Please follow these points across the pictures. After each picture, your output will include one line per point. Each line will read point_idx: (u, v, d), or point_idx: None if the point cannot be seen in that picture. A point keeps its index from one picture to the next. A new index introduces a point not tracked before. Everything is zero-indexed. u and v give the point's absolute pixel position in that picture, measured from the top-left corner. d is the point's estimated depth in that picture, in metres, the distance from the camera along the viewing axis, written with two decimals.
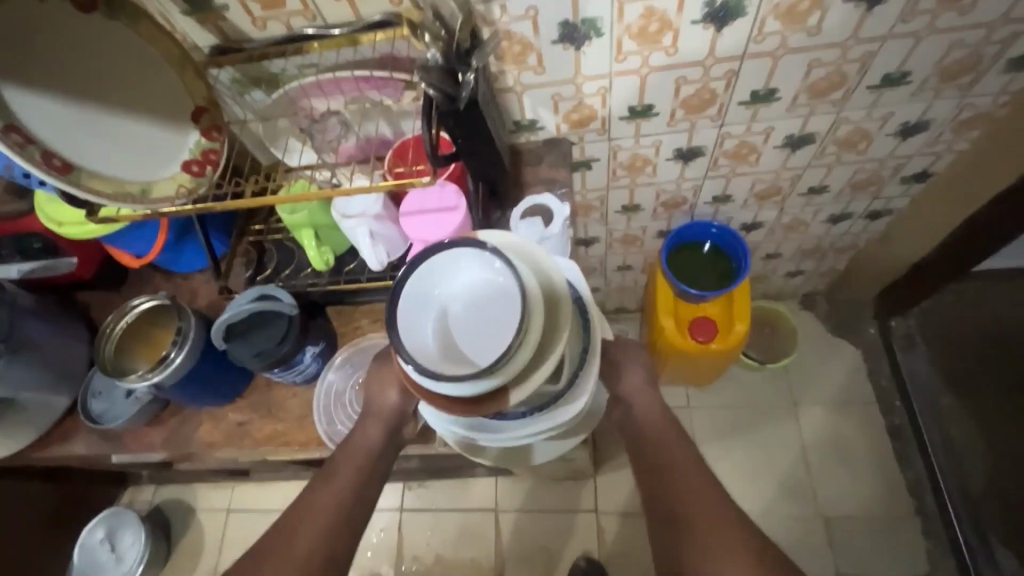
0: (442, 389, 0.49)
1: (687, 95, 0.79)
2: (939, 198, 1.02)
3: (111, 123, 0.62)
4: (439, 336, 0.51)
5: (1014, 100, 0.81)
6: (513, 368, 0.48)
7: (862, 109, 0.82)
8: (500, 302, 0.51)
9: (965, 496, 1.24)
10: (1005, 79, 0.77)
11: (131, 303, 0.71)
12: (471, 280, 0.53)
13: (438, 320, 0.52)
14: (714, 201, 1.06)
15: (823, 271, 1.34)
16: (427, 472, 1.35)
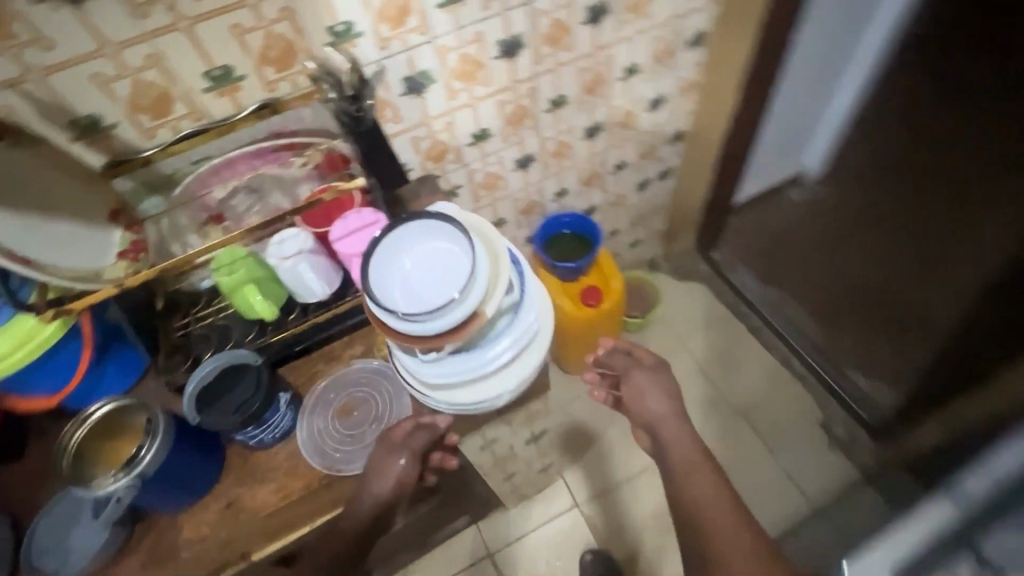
0: (414, 329, 0.62)
1: (508, 115, 1.05)
2: (697, 149, 1.42)
3: (43, 231, 0.67)
4: (404, 290, 0.64)
5: (703, 69, 1.23)
6: (474, 292, 0.62)
7: (621, 96, 1.17)
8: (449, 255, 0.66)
9: (815, 348, 1.61)
10: (691, 56, 1.17)
11: (84, 414, 0.71)
12: (424, 245, 0.67)
13: (402, 281, 0.65)
14: (556, 197, 1.33)
15: (653, 233, 1.69)
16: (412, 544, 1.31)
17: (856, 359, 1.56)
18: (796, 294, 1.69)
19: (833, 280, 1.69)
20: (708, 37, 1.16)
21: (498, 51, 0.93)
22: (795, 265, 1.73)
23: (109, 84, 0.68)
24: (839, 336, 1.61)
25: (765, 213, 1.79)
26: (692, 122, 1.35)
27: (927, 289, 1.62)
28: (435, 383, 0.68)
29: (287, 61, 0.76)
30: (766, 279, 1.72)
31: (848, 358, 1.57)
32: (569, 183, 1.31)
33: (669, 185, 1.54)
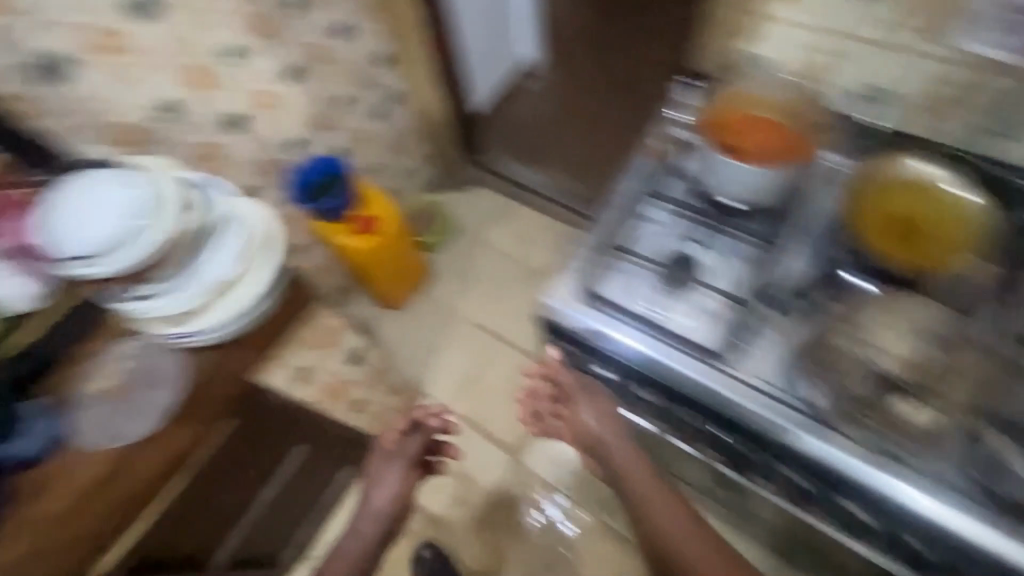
0: (106, 270, 0.79)
1: (184, 77, 1.08)
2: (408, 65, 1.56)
3: None
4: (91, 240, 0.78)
5: None
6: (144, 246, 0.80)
7: (299, 32, 1.24)
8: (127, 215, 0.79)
9: (587, 198, 1.89)
10: None
11: None
12: (100, 202, 0.79)
13: (79, 232, 0.78)
14: (295, 149, 1.37)
15: (423, 159, 1.85)
16: (312, 513, 1.36)
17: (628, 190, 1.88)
18: (565, 161, 1.97)
19: (579, 130, 2.01)
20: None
21: (130, 13, 0.97)
22: (567, 129, 2.02)
23: None
24: (602, 177, 1.92)
25: (510, 116, 2.06)
26: (394, 42, 1.51)
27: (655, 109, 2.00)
28: (91, 250, 0.78)
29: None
30: (539, 156, 1.98)
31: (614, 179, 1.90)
32: (299, 130, 1.34)
33: (406, 110, 1.68)
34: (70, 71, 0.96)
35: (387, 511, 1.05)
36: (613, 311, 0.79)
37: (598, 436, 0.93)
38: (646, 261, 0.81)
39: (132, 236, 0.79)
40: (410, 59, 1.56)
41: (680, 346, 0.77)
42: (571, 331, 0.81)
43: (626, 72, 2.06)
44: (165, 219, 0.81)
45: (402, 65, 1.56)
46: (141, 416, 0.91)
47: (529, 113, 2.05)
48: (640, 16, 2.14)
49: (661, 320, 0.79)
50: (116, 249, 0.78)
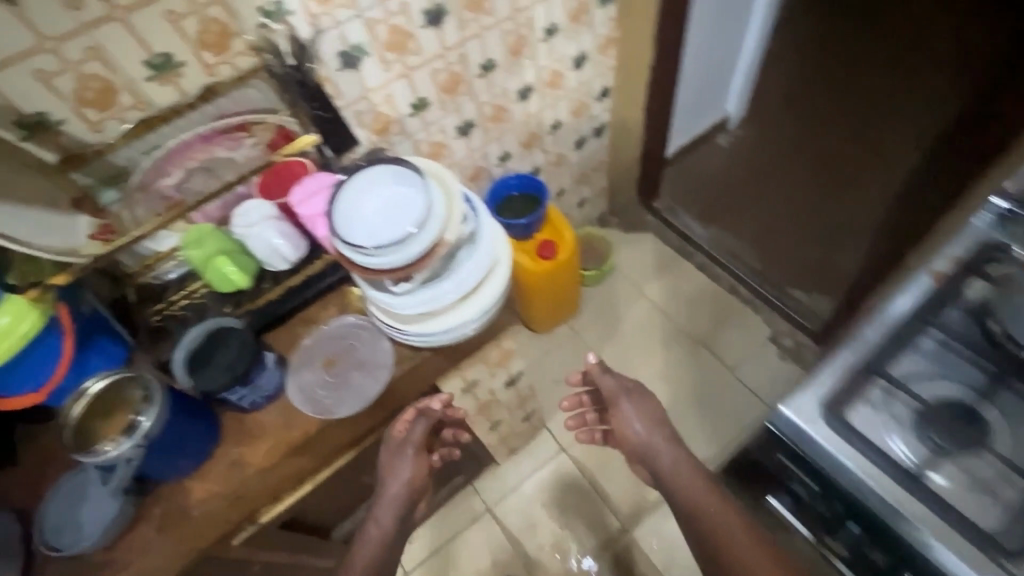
0: (381, 262, 0.67)
1: (443, 81, 1.11)
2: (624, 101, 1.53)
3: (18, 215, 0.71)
4: (367, 230, 0.68)
5: (616, 22, 1.32)
6: (415, 247, 0.67)
7: (546, 56, 1.25)
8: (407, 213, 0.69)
9: (757, 273, 1.78)
10: (605, 11, 1.27)
11: (81, 388, 0.68)
12: (384, 191, 0.70)
13: (361, 220, 0.69)
14: (501, 161, 1.40)
15: (597, 191, 1.82)
16: (415, 509, 1.37)
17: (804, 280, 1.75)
18: (740, 227, 1.88)
19: (774, 206, 1.91)
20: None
21: (424, 20, 0.99)
22: (750, 197, 1.94)
23: (51, 80, 0.70)
24: (777, 258, 1.81)
25: (694, 168, 2.00)
26: (619, 78, 1.48)
27: (853, 201, 1.86)
28: (365, 242, 0.67)
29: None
30: (724, 221, 1.91)
31: (802, 269, 1.77)
32: (510, 145, 1.38)
33: (603, 141, 1.65)
34: (360, 59, 0.96)
35: (399, 502, 0.95)
36: (863, 445, 0.67)
37: (647, 443, 1.04)
38: (917, 400, 0.69)
39: (417, 237, 0.67)
40: (628, 96, 1.53)
41: (945, 513, 0.63)
42: (800, 449, 0.69)
43: (841, 162, 1.94)
44: (450, 231, 0.70)
45: (618, 100, 1.54)
46: (348, 396, 0.81)
47: (715, 170, 1.99)
48: (874, 107, 1.99)
49: (921, 475, 0.66)
50: (400, 247, 0.66)
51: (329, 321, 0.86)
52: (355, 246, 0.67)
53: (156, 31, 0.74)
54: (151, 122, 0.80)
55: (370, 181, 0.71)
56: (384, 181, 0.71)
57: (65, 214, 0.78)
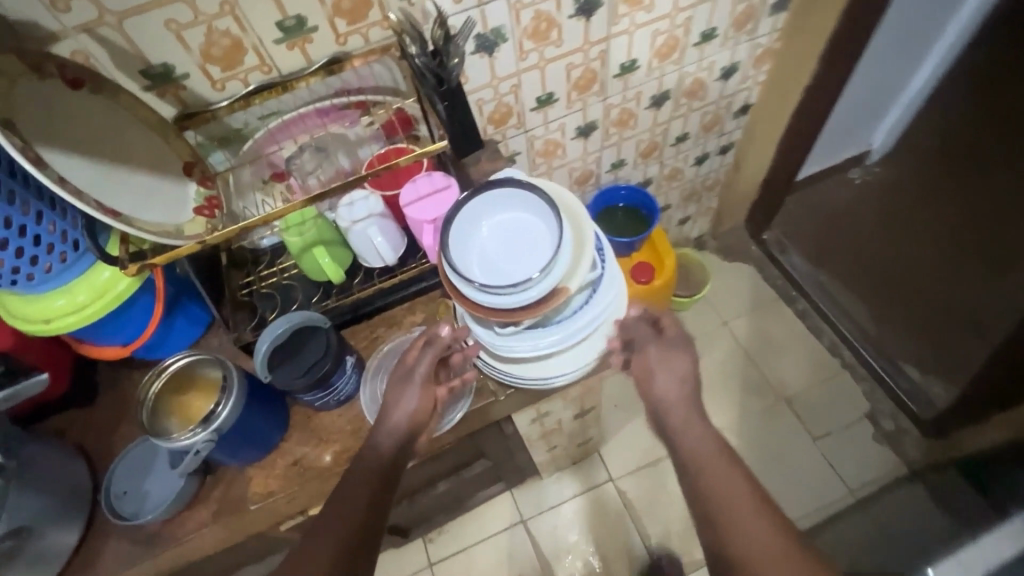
0: (493, 303, 0.59)
1: (576, 78, 0.99)
2: (764, 122, 1.35)
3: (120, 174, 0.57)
4: (482, 263, 0.62)
5: (782, 34, 1.14)
6: (528, 296, 0.59)
7: (694, 63, 1.10)
8: (530, 255, 0.62)
9: (867, 338, 1.57)
10: (774, 19, 1.09)
11: (160, 366, 0.67)
12: (514, 222, 0.65)
13: (479, 250, 0.63)
14: (613, 168, 1.27)
15: (703, 210, 1.66)
16: (451, 506, 1.34)
17: (924, 358, 1.51)
18: (859, 279, 1.65)
19: (908, 262, 1.64)
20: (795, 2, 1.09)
21: (575, 9, 0.87)
22: (880, 245, 1.68)
23: (182, 32, 0.66)
24: (897, 325, 1.58)
25: (821, 200, 1.75)
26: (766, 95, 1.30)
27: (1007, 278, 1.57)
28: (477, 275, 0.62)
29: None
30: (841, 273, 1.67)
31: (928, 343, 1.53)
32: (628, 152, 1.25)
33: (726, 160, 1.48)
34: (496, 44, 0.86)
35: (394, 443, 0.68)
36: None
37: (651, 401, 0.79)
38: None
39: (536, 285, 0.59)
40: (769, 117, 1.35)
41: None
42: None
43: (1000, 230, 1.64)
44: (574, 281, 0.61)
45: (756, 119, 1.36)
46: None
47: (844, 208, 1.74)
48: None
49: None
50: (516, 293, 0.59)
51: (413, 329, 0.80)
52: (465, 275, 0.60)
53: None
54: (270, 90, 0.75)
55: (503, 208, 0.65)
56: (515, 212, 0.65)
57: (171, 176, 0.64)
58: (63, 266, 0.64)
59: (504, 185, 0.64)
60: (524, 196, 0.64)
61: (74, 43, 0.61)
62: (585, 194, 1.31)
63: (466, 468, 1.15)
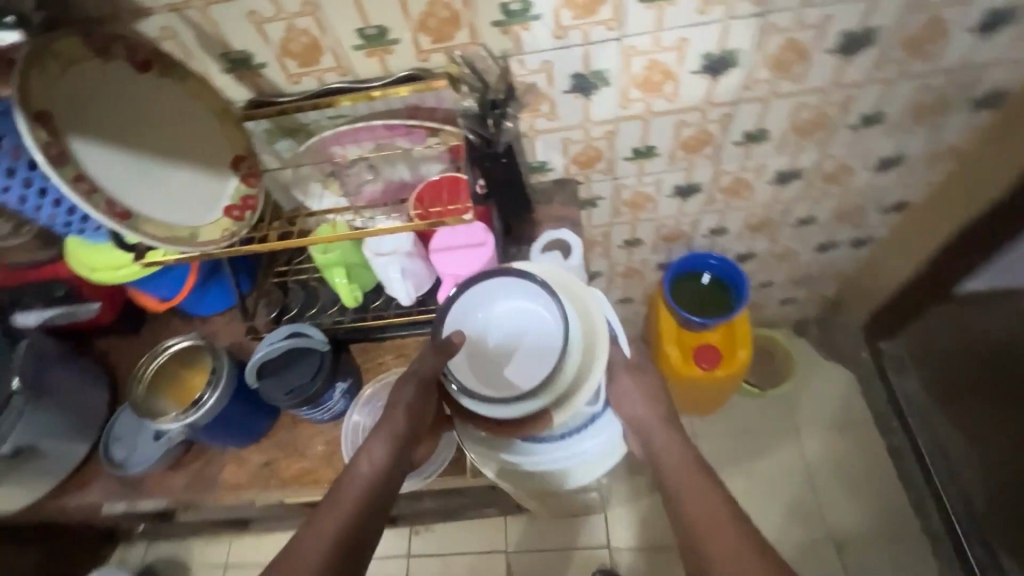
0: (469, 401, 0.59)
1: (686, 137, 0.86)
2: (919, 226, 1.10)
3: (153, 170, 0.59)
4: (480, 350, 0.60)
5: (977, 135, 0.89)
6: (501, 411, 0.57)
7: (843, 146, 0.90)
8: (528, 364, 0.59)
9: (970, 511, 1.24)
10: (970, 117, 0.85)
11: (161, 344, 0.71)
12: (528, 315, 0.60)
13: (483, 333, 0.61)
14: (711, 233, 1.11)
15: (813, 297, 1.42)
16: (439, 514, 1.33)
17: None
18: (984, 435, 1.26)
19: None
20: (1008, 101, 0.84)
21: (700, 65, 0.73)
22: None
23: (263, 25, 0.64)
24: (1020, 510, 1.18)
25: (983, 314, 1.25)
26: (932, 197, 1.05)
27: None
28: (470, 361, 0.60)
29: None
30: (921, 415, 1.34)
31: None
32: (733, 222, 1.08)
33: (857, 254, 1.24)
34: (595, 87, 0.75)
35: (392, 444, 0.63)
36: None
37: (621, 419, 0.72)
38: None
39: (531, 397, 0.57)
40: (929, 222, 1.09)
41: None
42: None
43: None
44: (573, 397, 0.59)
45: (911, 220, 1.11)
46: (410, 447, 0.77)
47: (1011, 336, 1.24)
48: None
49: None
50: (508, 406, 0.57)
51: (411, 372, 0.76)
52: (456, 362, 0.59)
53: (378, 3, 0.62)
54: (339, 94, 0.70)
55: (524, 293, 0.61)
56: (535, 304, 0.60)
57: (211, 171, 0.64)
58: None
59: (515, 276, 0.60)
60: (534, 290, 0.60)
61: (162, 19, 0.62)
62: (671, 251, 1.16)
63: (456, 494, 1.12)
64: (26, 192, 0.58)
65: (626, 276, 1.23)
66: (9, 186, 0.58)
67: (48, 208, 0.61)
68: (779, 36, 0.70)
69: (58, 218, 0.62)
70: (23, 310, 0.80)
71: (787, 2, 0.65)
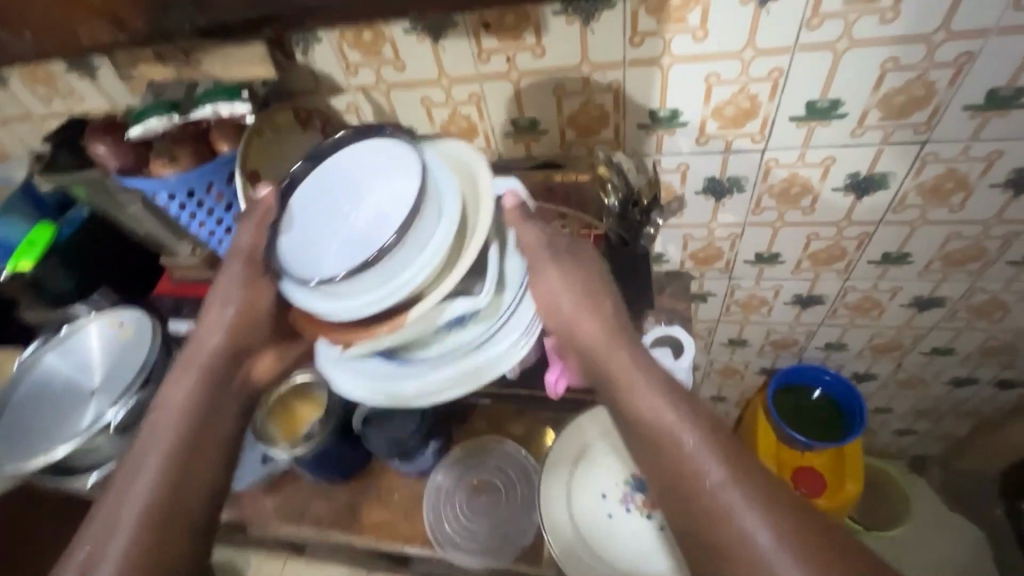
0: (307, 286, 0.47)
1: (816, 249, 0.83)
2: None
3: None
4: (331, 225, 0.49)
5: None
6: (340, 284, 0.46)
7: (999, 282, 0.82)
8: (367, 230, 0.47)
9: None
10: None
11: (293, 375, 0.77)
12: (363, 179, 0.50)
13: (315, 209, 0.51)
14: (827, 346, 1.04)
15: (938, 433, 1.26)
16: None
17: None
18: None
19: None
20: None
21: (846, 183, 0.71)
22: None
23: (431, 108, 0.71)
24: None
25: None
26: None
27: None
28: (300, 239, 0.50)
29: (677, 16, 0.57)
30: None
31: None
32: (855, 339, 1.01)
33: (1002, 395, 1.09)
34: (727, 191, 0.76)
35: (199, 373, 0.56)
36: None
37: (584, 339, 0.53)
38: None
39: (383, 280, 0.46)
40: None
41: None
42: None
43: None
44: (439, 289, 0.47)
45: None
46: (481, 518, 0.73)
47: None
48: None
49: None
50: (349, 285, 0.46)
51: (505, 441, 0.76)
52: (300, 239, 0.50)
53: (538, 100, 0.68)
54: None
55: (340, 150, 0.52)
56: (362, 158, 0.51)
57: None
58: None
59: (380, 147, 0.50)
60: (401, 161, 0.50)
61: (349, 96, 0.71)
62: (779, 357, 1.09)
63: None
64: (215, 228, 0.68)
65: (724, 375, 1.17)
66: (203, 221, 0.66)
67: (227, 243, 0.70)
68: (940, 165, 0.66)
69: (231, 250, 0.72)
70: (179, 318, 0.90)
71: (953, 135, 0.63)
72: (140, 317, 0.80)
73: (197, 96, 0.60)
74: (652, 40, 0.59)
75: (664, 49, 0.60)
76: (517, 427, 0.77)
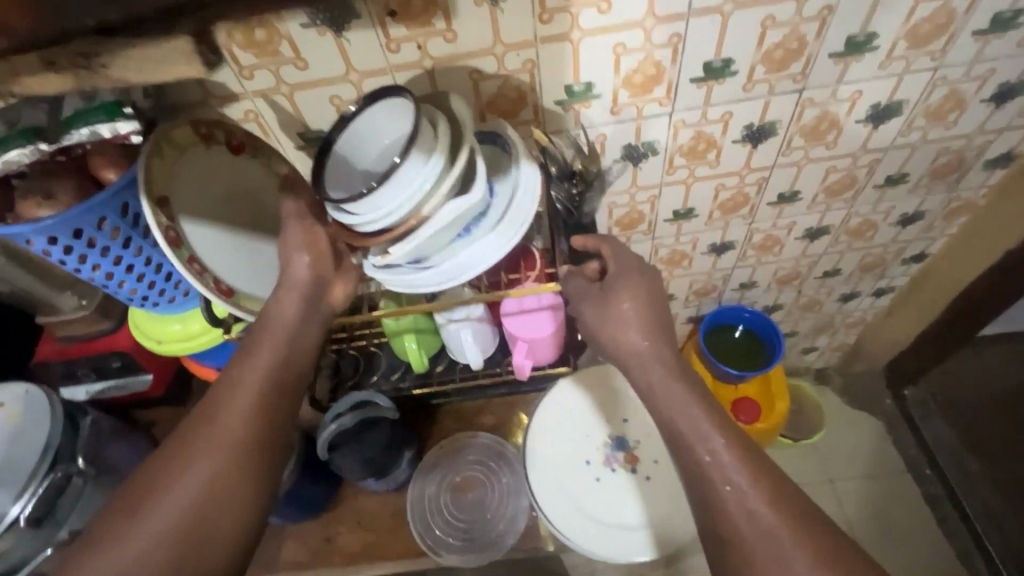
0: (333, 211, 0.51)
1: (723, 199, 0.90)
2: (939, 274, 1.15)
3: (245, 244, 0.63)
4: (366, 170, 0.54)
5: (993, 191, 0.96)
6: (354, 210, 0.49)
7: (869, 204, 0.95)
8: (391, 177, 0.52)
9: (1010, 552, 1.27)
10: (986, 175, 0.91)
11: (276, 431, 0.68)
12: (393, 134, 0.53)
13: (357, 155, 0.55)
14: (741, 287, 1.14)
15: (835, 346, 1.44)
16: None
17: None
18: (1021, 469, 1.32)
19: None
20: (1018, 161, 0.90)
21: (743, 135, 0.79)
22: None
23: (342, 106, 0.67)
24: None
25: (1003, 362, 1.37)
26: (947, 249, 1.10)
27: None
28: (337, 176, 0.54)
29: None
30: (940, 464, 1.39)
31: None
32: (762, 275, 1.12)
33: (878, 303, 1.28)
34: (643, 156, 0.80)
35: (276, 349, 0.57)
36: None
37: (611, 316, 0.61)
38: None
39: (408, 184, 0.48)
40: (946, 271, 1.14)
41: None
42: None
43: None
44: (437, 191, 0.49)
45: (928, 269, 1.16)
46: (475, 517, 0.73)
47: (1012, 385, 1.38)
48: None
49: None
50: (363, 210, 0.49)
51: (478, 433, 0.76)
52: (339, 176, 0.54)
53: (455, 86, 0.67)
54: None
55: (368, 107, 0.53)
56: (391, 116, 0.53)
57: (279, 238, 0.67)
58: (184, 298, 0.68)
59: (374, 103, 0.52)
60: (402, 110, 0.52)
61: (247, 103, 0.64)
62: (703, 305, 1.19)
63: None
64: (114, 269, 0.58)
65: None
66: (98, 264, 0.57)
67: (131, 283, 0.61)
68: (816, 109, 0.76)
69: (136, 290, 0.62)
70: (71, 385, 0.81)
71: (824, 81, 0.72)
72: (28, 391, 0.68)
73: (65, 120, 0.51)
74: (561, 16, 0.61)
75: (572, 24, 0.62)
76: (488, 419, 0.77)
